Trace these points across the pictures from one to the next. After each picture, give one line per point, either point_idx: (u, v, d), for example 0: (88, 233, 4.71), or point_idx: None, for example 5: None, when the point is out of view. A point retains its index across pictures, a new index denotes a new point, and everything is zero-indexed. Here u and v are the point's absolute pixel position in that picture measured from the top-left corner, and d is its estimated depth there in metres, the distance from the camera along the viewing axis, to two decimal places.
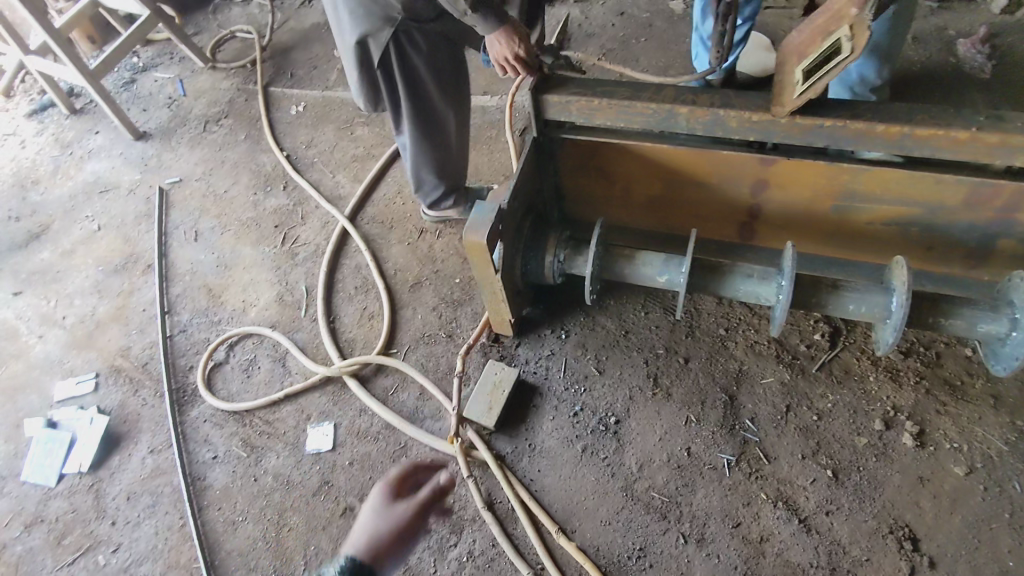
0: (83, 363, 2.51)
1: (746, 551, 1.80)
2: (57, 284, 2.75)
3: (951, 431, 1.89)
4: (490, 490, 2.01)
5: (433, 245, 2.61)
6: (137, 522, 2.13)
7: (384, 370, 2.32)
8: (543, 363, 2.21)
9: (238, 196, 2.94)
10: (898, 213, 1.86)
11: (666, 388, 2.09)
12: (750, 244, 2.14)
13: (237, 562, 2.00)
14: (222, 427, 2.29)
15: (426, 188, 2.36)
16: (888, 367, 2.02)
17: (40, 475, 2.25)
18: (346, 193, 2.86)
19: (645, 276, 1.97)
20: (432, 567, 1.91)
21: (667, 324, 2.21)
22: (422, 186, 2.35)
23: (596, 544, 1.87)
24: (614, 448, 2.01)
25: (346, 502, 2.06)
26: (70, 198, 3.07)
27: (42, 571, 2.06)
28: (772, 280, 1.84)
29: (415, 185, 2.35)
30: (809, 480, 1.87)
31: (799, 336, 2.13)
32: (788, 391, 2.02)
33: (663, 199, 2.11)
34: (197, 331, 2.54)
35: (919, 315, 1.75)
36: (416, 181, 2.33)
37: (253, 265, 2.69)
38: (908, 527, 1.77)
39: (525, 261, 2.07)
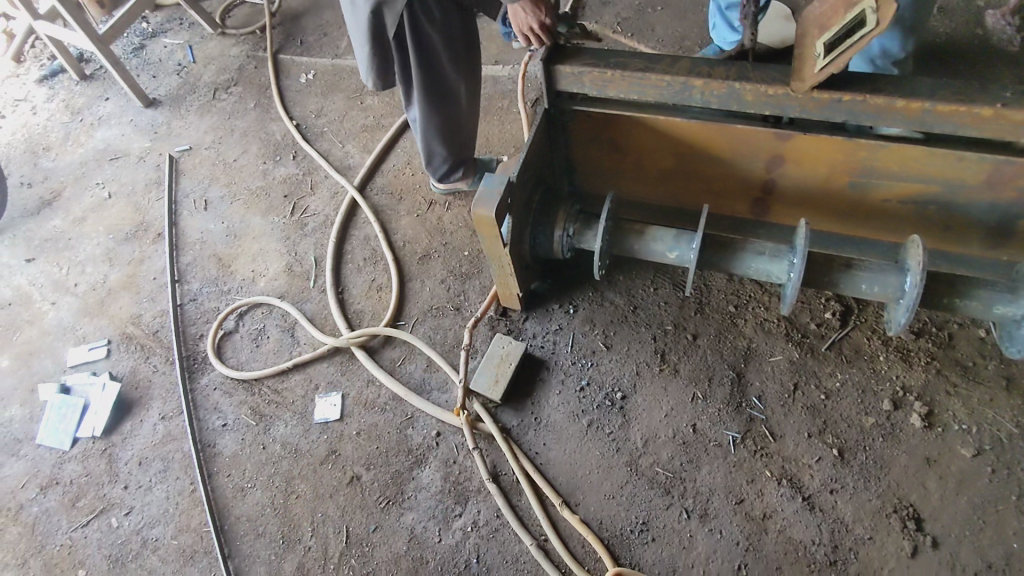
0: (95, 330, 2.54)
1: (748, 527, 1.81)
2: (69, 251, 2.77)
3: (960, 413, 1.87)
4: (495, 462, 2.03)
5: (442, 217, 2.59)
6: (149, 486, 2.17)
7: (392, 342, 2.32)
8: (550, 337, 2.20)
9: (248, 165, 2.93)
10: (916, 191, 1.82)
11: (673, 365, 2.08)
12: (763, 220, 2.11)
13: (246, 527, 2.04)
14: (232, 396, 2.31)
15: (436, 161, 2.34)
16: (900, 347, 1.99)
17: (54, 438, 2.29)
18: (355, 163, 2.84)
19: (654, 252, 1.95)
20: (437, 536, 1.93)
21: (676, 301, 2.19)
22: (431, 159, 2.34)
23: (599, 517, 1.88)
24: (619, 423, 2.02)
25: (353, 471, 2.08)
26: (80, 165, 3.07)
27: (57, 532, 2.11)
28: (783, 258, 1.81)
29: (425, 158, 2.33)
30: (814, 459, 1.87)
31: (810, 315, 2.10)
32: (797, 369, 2.01)
33: (675, 174, 2.08)
34: (207, 300, 2.56)
35: (933, 296, 1.72)
36: (426, 154, 2.31)
37: (262, 235, 2.69)
38: (912, 508, 1.76)
39: (534, 235, 2.06)
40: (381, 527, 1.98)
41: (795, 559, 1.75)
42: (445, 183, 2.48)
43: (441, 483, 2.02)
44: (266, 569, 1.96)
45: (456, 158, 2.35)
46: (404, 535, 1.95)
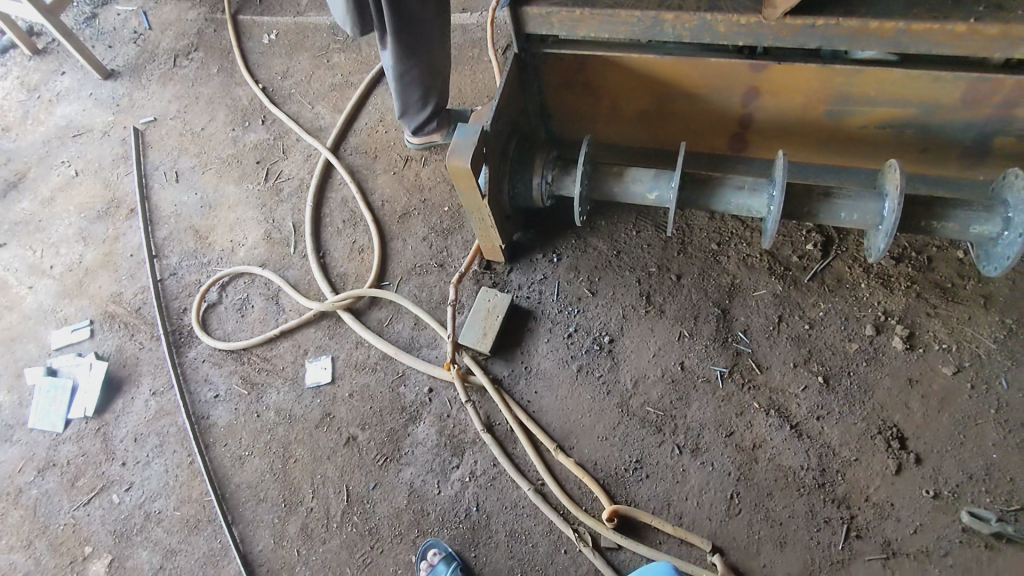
0: (76, 311, 2.50)
1: (739, 458, 1.85)
2: (41, 233, 2.71)
3: (941, 333, 1.90)
4: (489, 413, 2.05)
5: (420, 174, 2.55)
6: (147, 461, 2.18)
7: (378, 302, 2.31)
8: (536, 287, 2.20)
9: (216, 133, 2.85)
10: (892, 115, 1.81)
11: (658, 306, 2.09)
12: (742, 155, 2.10)
13: (247, 494, 2.06)
14: (221, 366, 2.30)
15: (410, 111, 2.30)
16: (881, 273, 2.01)
17: (47, 421, 2.29)
18: (327, 124, 2.77)
19: (635, 194, 1.94)
20: (436, 488, 1.97)
21: (659, 242, 2.19)
22: (406, 109, 2.30)
23: (594, 459, 1.92)
24: (609, 366, 2.04)
25: (349, 432, 2.10)
26: (43, 144, 2.97)
27: (59, 512, 2.13)
28: (763, 191, 1.81)
29: (399, 109, 2.29)
30: (801, 387, 1.91)
31: (792, 248, 2.11)
32: (781, 302, 2.03)
33: (651, 113, 2.04)
34: (188, 274, 2.52)
35: (912, 220, 1.73)
36: (400, 105, 2.27)
37: (238, 204, 2.64)
38: (896, 428, 1.81)
39: (513, 185, 2.03)
40: (381, 483, 2.01)
41: (786, 484, 1.80)
42: (420, 134, 2.44)
43: (437, 436, 2.04)
44: (271, 532, 1.99)
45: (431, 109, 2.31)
46: (404, 489, 1.98)
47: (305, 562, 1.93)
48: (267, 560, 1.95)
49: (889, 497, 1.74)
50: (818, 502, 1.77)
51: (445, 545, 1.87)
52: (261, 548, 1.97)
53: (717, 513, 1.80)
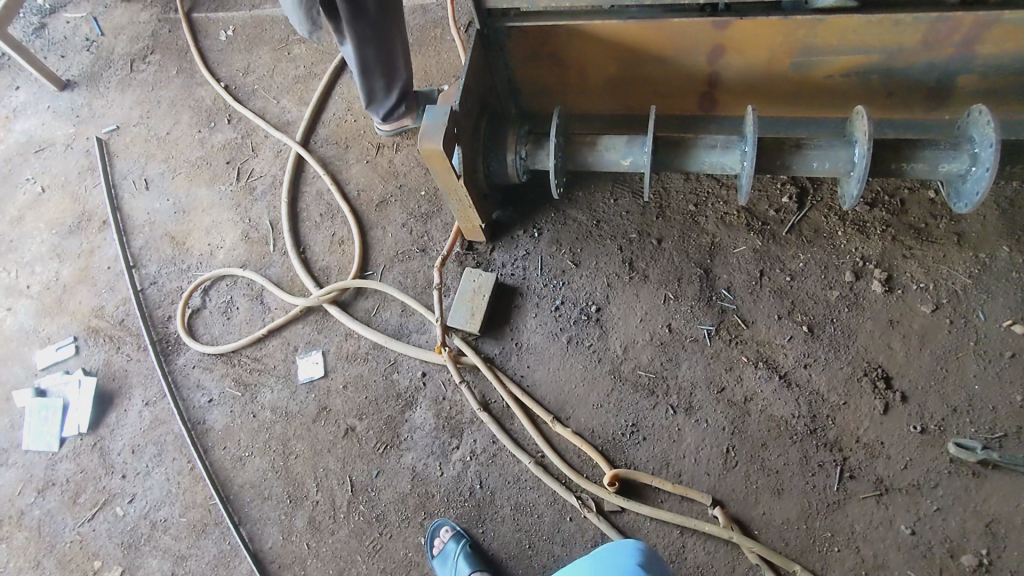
0: (59, 329, 2.48)
1: (732, 412, 1.89)
2: (14, 254, 2.66)
3: (918, 273, 1.94)
4: (483, 391, 2.07)
5: (393, 160, 2.53)
6: (147, 471, 2.18)
7: (363, 293, 2.30)
8: (519, 264, 2.21)
9: (183, 136, 2.80)
10: (856, 62, 1.82)
11: (642, 271, 2.11)
12: (712, 115, 2.10)
13: (251, 493, 2.08)
14: (212, 370, 2.30)
15: (378, 100, 2.27)
16: (856, 220, 2.04)
17: (41, 442, 2.27)
18: (294, 118, 2.74)
19: (609, 161, 1.94)
20: (438, 470, 1.99)
21: (637, 209, 2.20)
22: (373, 98, 2.26)
23: (591, 427, 1.95)
24: (598, 335, 2.06)
25: (346, 423, 2.11)
26: (6, 162, 2.91)
27: (64, 530, 2.13)
28: (736, 148, 1.82)
29: (366, 98, 2.24)
30: (787, 338, 1.94)
31: (768, 202, 2.13)
32: (761, 257, 2.05)
33: (619, 81, 2.04)
34: (168, 281, 2.50)
35: (882, 164, 1.75)
36: (366, 95, 2.23)
37: (212, 207, 2.61)
38: (881, 368, 1.86)
39: (488, 163, 2.03)
40: (383, 471, 2.03)
41: (778, 433, 1.85)
42: (389, 120, 2.40)
43: (434, 420, 2.06)
44: (279, 529, 2.01)
45: (398, 95, 2.27)
46: (406, 474, 2.01)
47: (316, 554, 1.96)
48: (278, 556, 1.98)
49: (879, 437, 1.80)
50: (811, 448, 1.82)
51: (453, 523, 1.91)
52: (270, 545, 2.00)
53: (714, 468, 1.85)
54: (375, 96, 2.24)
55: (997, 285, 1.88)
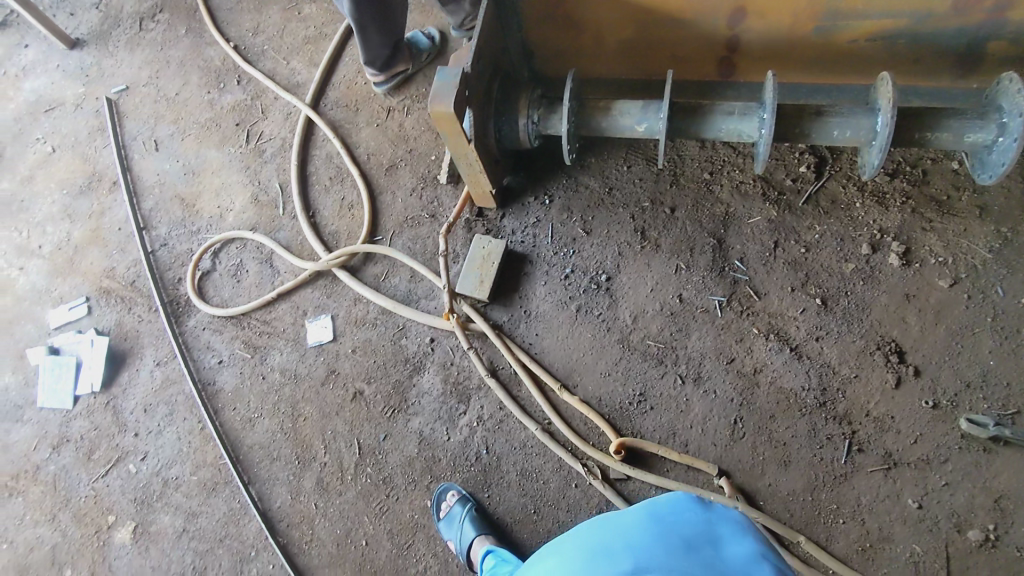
0: (70, 289, 2.49)
1: (741, 384, 1.88)
2: (25, 213, 2.67)
3: (937, 246, 1.90)
4: (491, 358, 2.07)
5: (403, 124, 2.49)
6: (159, 430, 2.21)
7: (372, 258, 2.29)
8: (529, 232, 2.18)
9: (192, 97, 2.77)
10: (883, 26, 1.75)
11: (654, 240, 2.08)
12: (730, 81, 2.03)
13: (260, 454, 2.10)
14: (222, 333, 2.31)
15: (375, 52, 2.30)
16: (875, 191, 1.99)
17: (55, 399, 2.31)
18: (304, 80, 2.69)
19: (623, 127, 1.90)
20: (446, 435, 2.01)
21: (650, 176, 2.16)
22: (371, 49, 2.28)
23: (598, 395, 1.95)
24: (607, 304, 2.04)
25: (355, 387, 2.12)
26: (15, 121, 2.90)
27: (79, 485, 2.18)
28: (754, 114, 1.77)
29: (364, 51, 2.28)
30: (799, 310, 1.92)
31: (785, 171, 2.08)
32: (776, 228, 2.02)
33: (635, 44, 1.97)
34: (178, 243, 2.50)
35: (905, 133, 1.70)
36: (365, 48, 2.26)
37: (221, 169, 2.59)
38: (894, 342, 1.83)
39: (499, 127, 1.99)
40: (391, 434, 2.04)
41: (787, 406, 1.84)
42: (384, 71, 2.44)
43: (442, 385, 2.06)
44: (288, 489, 2.04)
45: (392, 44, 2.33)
46: (414, 438, 2.02)
47: (324, 514, 1.99)
48: (287, 515, 2.02)
49: (889, 411, 1.78)
50: (820, 420, 1.81)
51: (459, 488, 1.93)
52: (279, 504, 2.03)
53: (721, 438, 1.84)
54: (371, 49, 2.28)
55: (1018, 260, 1.84)
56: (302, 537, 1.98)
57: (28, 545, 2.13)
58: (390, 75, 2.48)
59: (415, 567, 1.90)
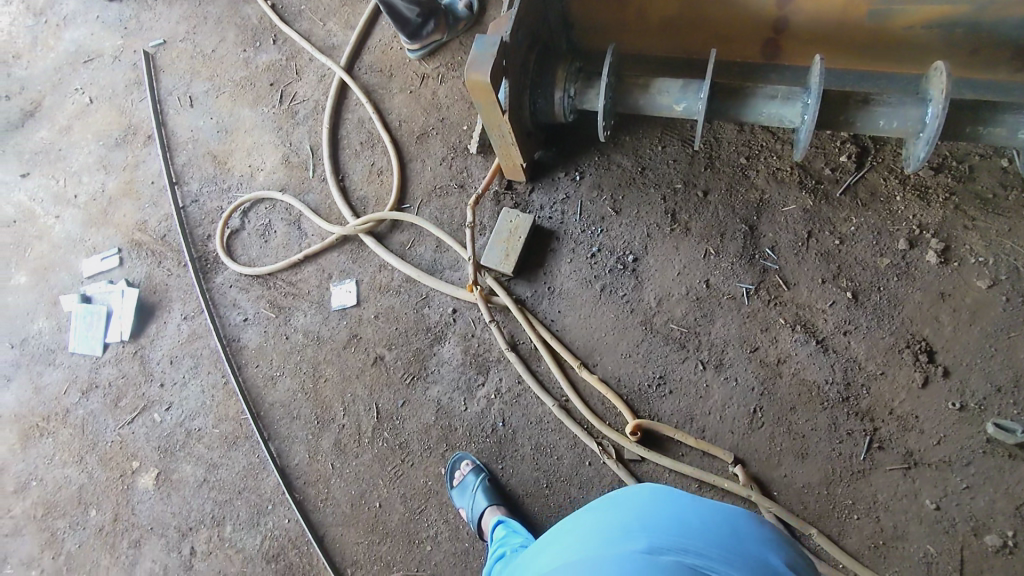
0: (104, 240, 2.54)
1: (763, 373, 1.86)
2: (63, 163, 2.72)
3: (978, 246, 1.84)
4: (513, 332, 2.07)
5: (436, 92, 2.46)
6: (184, 382, 2.26)
7: (399, 226, 2.30)
8: (558, 208, 2.16)
9: (227, 54, 2.77)
10: (941, 13, 1.68)
11: (684, 223, 2.05)
12: (776, 63, 1.95)
13: (280, 412, 2.14)
14: (249, 291, 2.34)
15: (402, 15, 2.34)
16: (918, 185, 1.93)
17: (85, 345, 2.37)
18: (340, 43, 2.67)
19: (661, 105, 1.86)
20: (463, 405, 2.02)
21: (685, 158, 2.12)
22: (397, 12, 2.32)
23: (617, 376, 1.95)
24: (632, 285, 2.03)
25: (376, 352, 2.14)
26: (55, 71, 2.93)
27: (106, 430, 2.24)
28: (798, 100, 1.71)
29: (391, 14, 2.32)
30: (828, 303, 1.88)
31: (824, 160, 2.02)
32: (811, 218, 1.97)
33: (679, 20, 1.92)
34: (209, 200, 2.52)
35: (955, 126, 1.64)
36: (390, 10, 2.31)
37: (254, 128, 2.60)
38: (925, 341, 1.79)
39: (534, 99, 1.96)
40: (409, 401, 2.06)
41: (809, 398, 1.82)
42: (417, 39, 2.45)
43: (462, 355, 2.08)
44: (306, 447, 2.09)
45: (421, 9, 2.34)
46: (432, 407, 2.04)
47: (340, 474, 2.04)
48: (304, 473, 2.06)
49: (914, 410, 1.75)
50: (841, 415, 1.79)
51: (474, 457, 1.95)
52: (297, 461, 2.08)
53: (739, 426, 1.83)
54: (397, 11, 2.32)
55: None
56: (318, 495, 2.03)
57: (56, 484, 2.21)
58: (424, 44, 2.48)
59: (426, 532, 1.93)
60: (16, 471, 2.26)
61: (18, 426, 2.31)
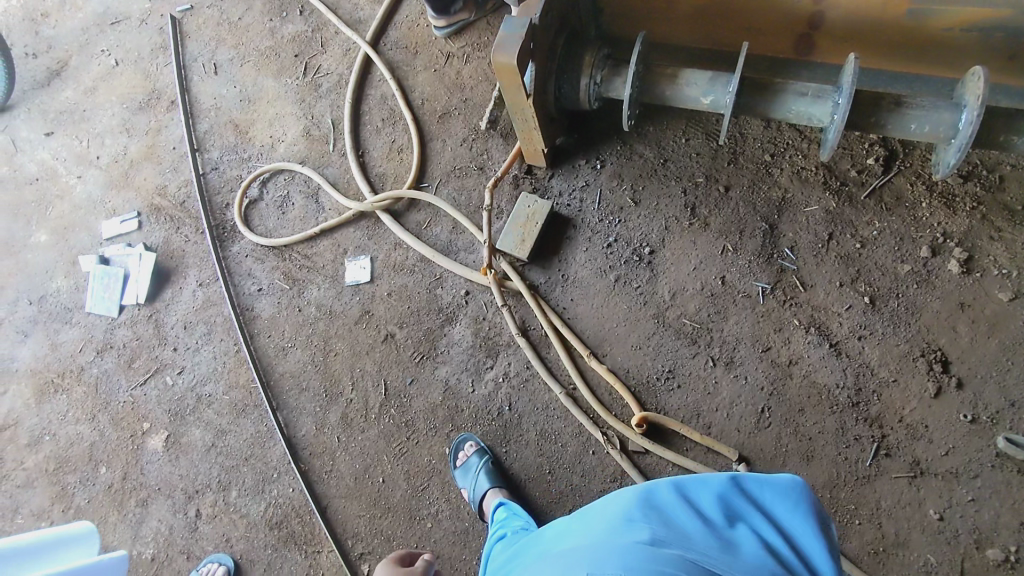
0: (124, 203, 2.56)
1: (774, 373, 1.85)
2: (86, 123, 2.74)
3: (1002, 257, 1.81)
4: (524, 317, 2.07)
5: (461, 72, 2.45)
6: (197, 348, 2.29)
7: (416, 205, 2.29)
8: (576, 195, 2.15)
9: (254, 23, 2.76)
10: (982, 16, 1.62)
11: (703, 218, 2.03)
12: (807, 60, 1.93)
13: (290, 383, 2.17)
14: (264, 262, 2.35)
15: None
16: (945, 193, 1.90)
17: (101, 306, 2.40)
18: (366, 17, 2.65)
19: (688, 97, 1.83)
20: (470, 387, 2.03)
21: (708, 151, 2.09)
22: None
23: (626, 367, 1.95)
24: (647, 277, 2.02)
25: (387, 329, 2.15)
26: (82, 31, 2.94)
27: (119, 390, 2.28)
28: (828, 99, 1.68)
29: None
30: (844, 307, 1.87)
31: (850, 162, 1.99)
32: (832, 219, 1.95)
33: (711, 10, 1.88)
34: (229, 168, 2.53)
35: (988, 133, 1.61)
36: None
37: (277, 99, 2.60)
38: (940, 351, 1.77)
39: (559, 85, 1.94)
40: (417, 380, 2.08)
41: (818, 401, 1.81)
42: (444, 16, 2.43)
43: (472, 338, 2.08)
44: (313, 419, 2.11)
45: None
46: (439, 387, 2.05)
47: (345, 448, 2.06)
48: (310, 445, 2.09)
49: (923, 419, 1.74)
50: (849, 420, 1.78)
51: (478, 439, 1.96)
52: (304, 432, 2.10)
53: (746, 425, 1.83)
54: None
55: None
56: (323, 466, 2.06)
57: (69, 440, 2.26)
58: (450, 22, 2.46)
59: (427, 509, 1.95)
60: (30, 424, 2.30)
61: (33, 381, 2.36)
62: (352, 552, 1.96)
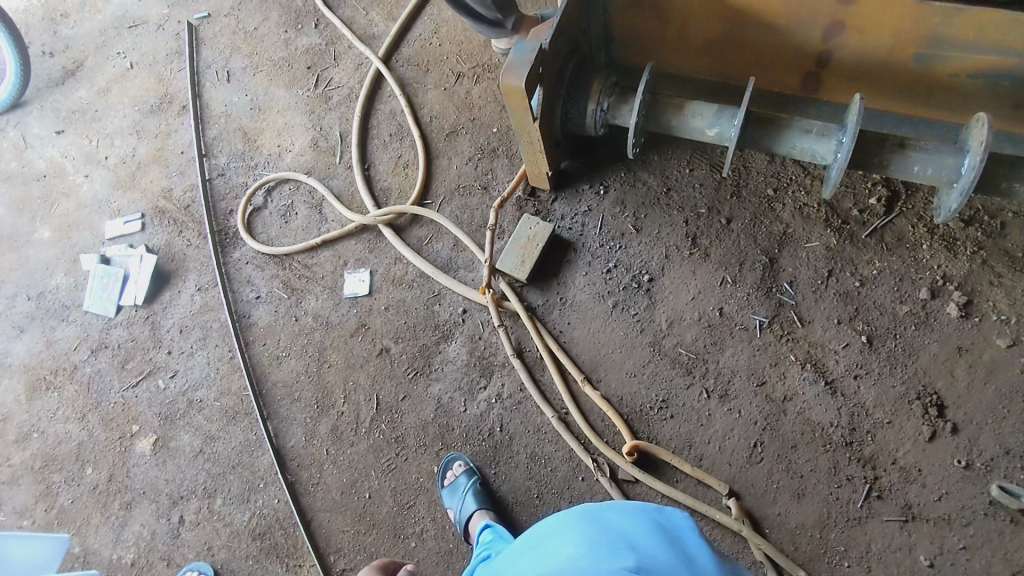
0: (129, 203, 2.57)
1: (768, 408, 1.84)
2: (97, 123, 2.77)
3: (1001, 303, 1.80)
4: (519, 339, 2.06)
5: (470, 92, 2.47)
6: (191, 352, 2.28)
7: (418, 220, 2.30)
8: (579, 220, 2.16)
9: (269, 34, 2.79)
10: (990, 64, 1.63)
11: (703, 249, 2.03)
12: (814, 97, 1.94)
13: (282, 392, 2.16)
14: (264, 270, 2.35)
15: None
16: (946, 236, 1.90)
17: (99, 305, 2.39)
18: (380, 33, 2.68)
19: (694, 128, 1.84)
20: (462, 406, 2.02)
21: (712, 182, 2.10)
22: None
23: (620, 394, 1.93)
24: (645, 304, 2.01)
25: (382, 343, 2.15)
26: (100, 33, 2.98)
27: (111, 390, 2.27)
28: (832, 137, 1.69)
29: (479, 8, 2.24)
30: (841, 345, 1.86)
31: (853, 201, 2.00)
32: (833, 257, 1.94)
33: (720, 43, 1.90)
34: (235, 175, 2.55)
35: (989, 179, 1.61)
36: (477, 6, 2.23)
37: (287, 109, 2.62)
38: (937, 395, 1.76)
39: (567, 109, 1.96)
40: (409, 396, 2.07)
41: (811, 439, 1.79)
42: None
43: (467, 356, 2.07)
44: (303, 430, 2.10)
45: None
46: (432, 403, 2.04)
47: (334, 461, 2.04)
48: (298, 456, 2.07)
49: (917, 463, 1.72)
50: (842, 460, 1.76)
51: (467, 459, 1.95)
52: (293, 443, 2.09)
53: (737, 459, 1.81)
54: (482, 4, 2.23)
55: None
56: (310, 479, 2.04)
57: (57, 438, 2.24)
58: None
59: (412, 527, 1.93)
60: (20, 421, 2.29)
61: (26, 377, 2.35)
62: (333, 567, 1.93)
